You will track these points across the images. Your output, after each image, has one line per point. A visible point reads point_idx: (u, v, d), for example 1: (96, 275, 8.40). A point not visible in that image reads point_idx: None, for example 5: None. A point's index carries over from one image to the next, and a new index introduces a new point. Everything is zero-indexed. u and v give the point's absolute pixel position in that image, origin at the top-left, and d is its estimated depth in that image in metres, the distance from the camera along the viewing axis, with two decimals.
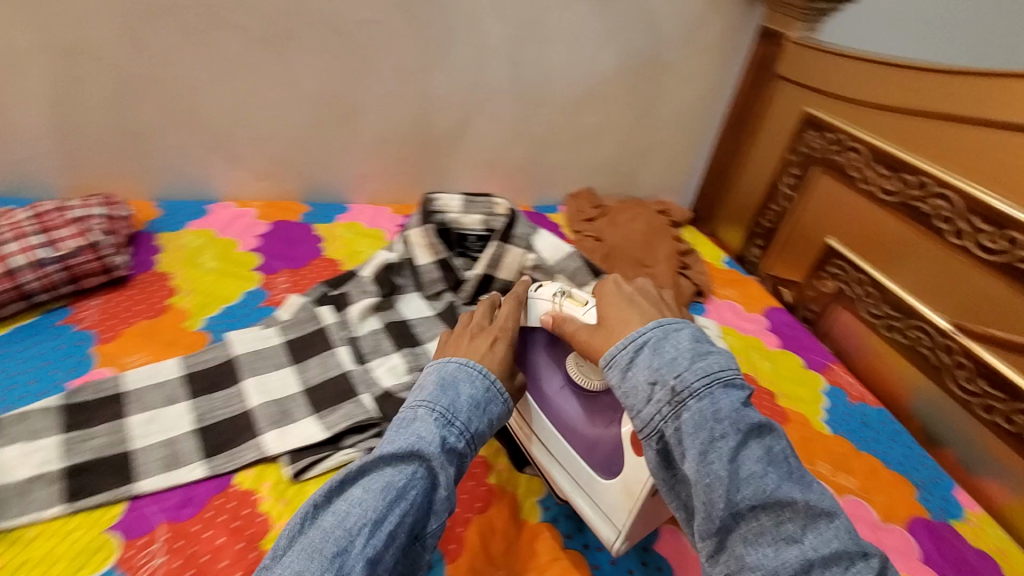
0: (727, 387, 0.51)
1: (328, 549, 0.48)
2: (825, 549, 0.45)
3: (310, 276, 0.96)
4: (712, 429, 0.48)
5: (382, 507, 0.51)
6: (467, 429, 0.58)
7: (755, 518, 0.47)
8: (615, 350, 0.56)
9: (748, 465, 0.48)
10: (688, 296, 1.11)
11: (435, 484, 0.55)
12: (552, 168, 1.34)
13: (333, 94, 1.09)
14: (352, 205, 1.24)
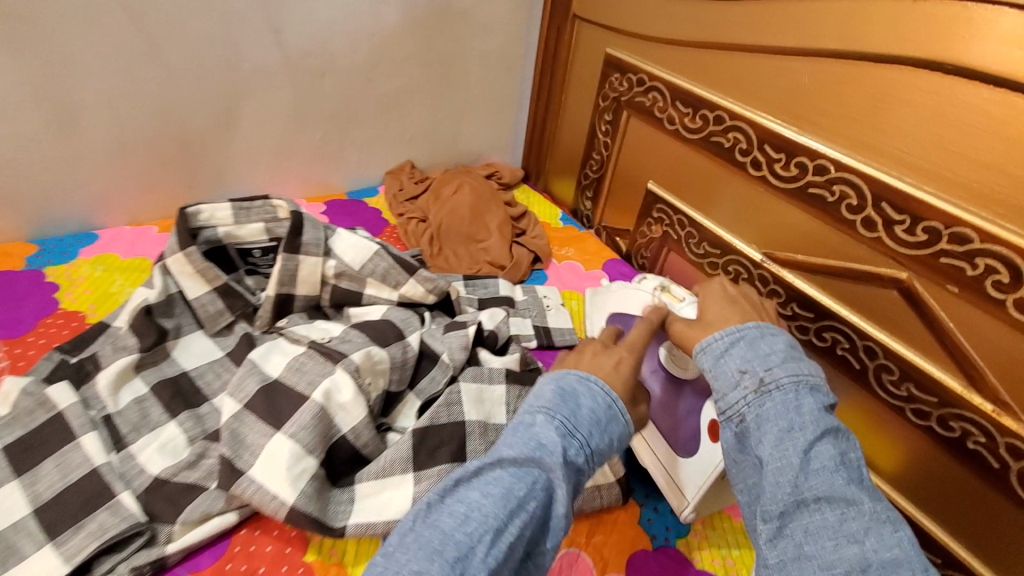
0: (815, 390, 0.51)
1: (444, 552, 0.40)
2: (887, 555, 0.42)
3: (40, 342, 0.74)
4: (794, 418, 0.49)
5: (505, 514, 0.43)
6: (588, 443, 0.48)
7: (818, 509, 0.45)
8: (707, 343, 0.57)
9: (820, 461, 0.47)
10: (525, 267, 1.04)
11: (554, 498, 0.46)
12: (361, 145, 1.17)
13: (28, 92, 0.82)
14: (107, 230, 0.98)
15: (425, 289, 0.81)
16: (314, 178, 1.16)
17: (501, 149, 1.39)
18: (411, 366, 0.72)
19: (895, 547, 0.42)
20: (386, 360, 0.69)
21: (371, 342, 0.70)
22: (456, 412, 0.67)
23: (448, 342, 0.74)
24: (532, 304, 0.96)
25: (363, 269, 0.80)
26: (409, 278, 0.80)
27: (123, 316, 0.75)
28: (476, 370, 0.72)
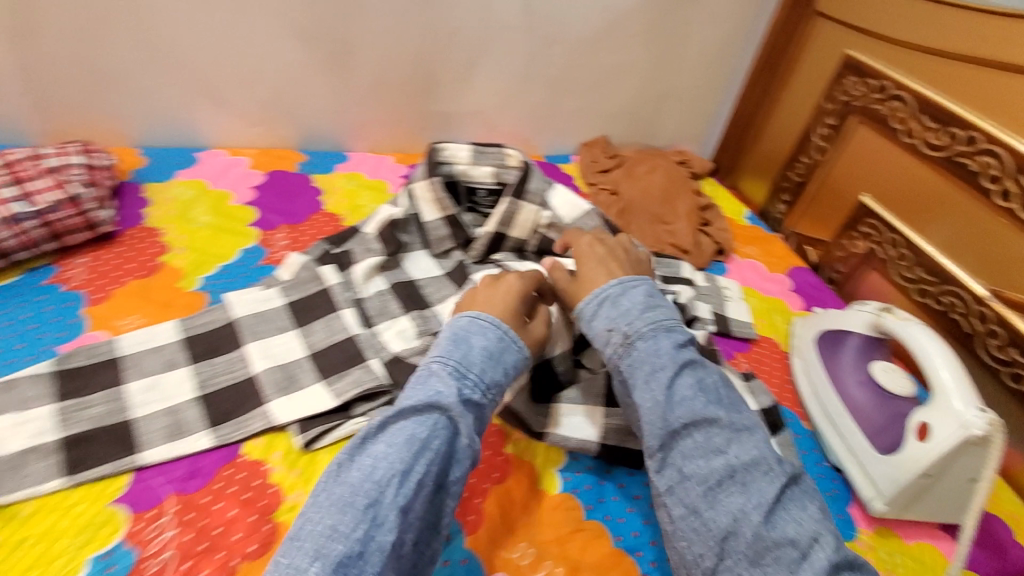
0: (670, 332, 0.60)
1: (356, 503, 0.46)
2: (745, 457, 0.52)
3: (310, 232, 0.90)
4: (650, 360, 0.58)
5: (410, 458, 0.49)
6: (482, 381, 0.56)
7: (687, 438, 0.54)
8: (581, 308, 0.65)
9: (682, 393, 0.56)
10: (708, 256, 1.05)
11: (457, 433, 0.52)
12: (566, 113, 1.23)
13: (328, 27, 0.96)
14: (353, 153, 1.14)
15: None
16: (520, 138, 1.24)
17: (692, 138, 1.38)
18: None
19: (754, 449, 0.53)
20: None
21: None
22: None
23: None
24: (713, 292, 0.97)
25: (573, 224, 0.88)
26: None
27: (371, 226, 0.89)
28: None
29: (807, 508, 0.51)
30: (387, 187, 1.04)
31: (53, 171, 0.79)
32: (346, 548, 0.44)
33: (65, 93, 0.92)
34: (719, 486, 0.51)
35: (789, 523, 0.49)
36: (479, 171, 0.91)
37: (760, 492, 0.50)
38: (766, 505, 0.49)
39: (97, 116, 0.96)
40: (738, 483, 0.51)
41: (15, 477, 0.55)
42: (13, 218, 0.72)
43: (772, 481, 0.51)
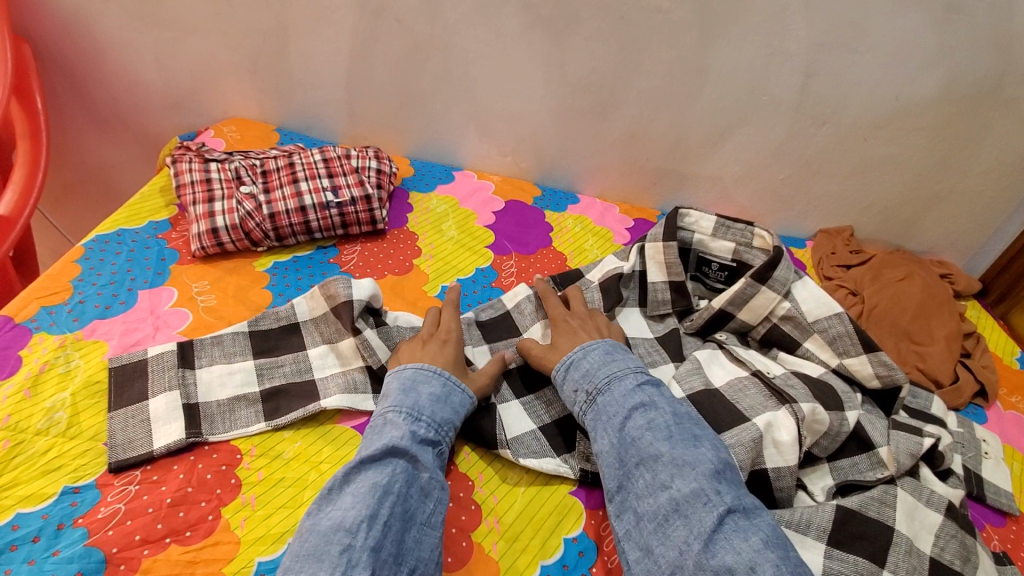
0: (625, 384, 0.65)
1: (332, 550, 0.49)
2: (686, 489, 0.54)
3: (538, 265, 0.95)
4: (606, 411, 0.63)
5: (374, 503, 0.52)
6: (434, 421, 0.61)
7: (639, 478, 0.57)
8: (553, 374, 0.70)
9: (633, 432, 0.60)
10: (966, 398, 0.89)
11: (418, 471, 0.56)
12: (813, 196, 1.12)
13: (597, 81, 1.01)
14: (582, 196, 1.16)
15: (872, 371, 0.77)
16: (753, 212, 1.16)
17: (960, 251, 1.17)
18: (841, 441, 0.70)
19: (694, 480, 0.55)
20: (827, 425, 0.67)
21: (816, 398, 0.70)
22: (890, 513, 0.64)
23: (892, 440, 0.71)
24: (968, 442, 0.81)
25: (815, 325, 0.80)
26: (862, 354, 0.77)
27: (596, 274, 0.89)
28: (914, 483, 0.68)
29: (748, 537, 0.51)
30: (609, 234, 1.05)
31: (356, 171, 0.93)
32: None
33: (373, 106, 1.10)
34: (666, 520, 0.54)
35: (728, 552, 0.50)
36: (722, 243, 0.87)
37: (698, 520, 0.52)
38: (704, 534, 0.51)
39: (388, 127, 1.13)
40: (681, 517, 0.53)
41: (227, 418, 0.64)
42: (323, 204, 0.87)
43: (710, 511, 0.52)
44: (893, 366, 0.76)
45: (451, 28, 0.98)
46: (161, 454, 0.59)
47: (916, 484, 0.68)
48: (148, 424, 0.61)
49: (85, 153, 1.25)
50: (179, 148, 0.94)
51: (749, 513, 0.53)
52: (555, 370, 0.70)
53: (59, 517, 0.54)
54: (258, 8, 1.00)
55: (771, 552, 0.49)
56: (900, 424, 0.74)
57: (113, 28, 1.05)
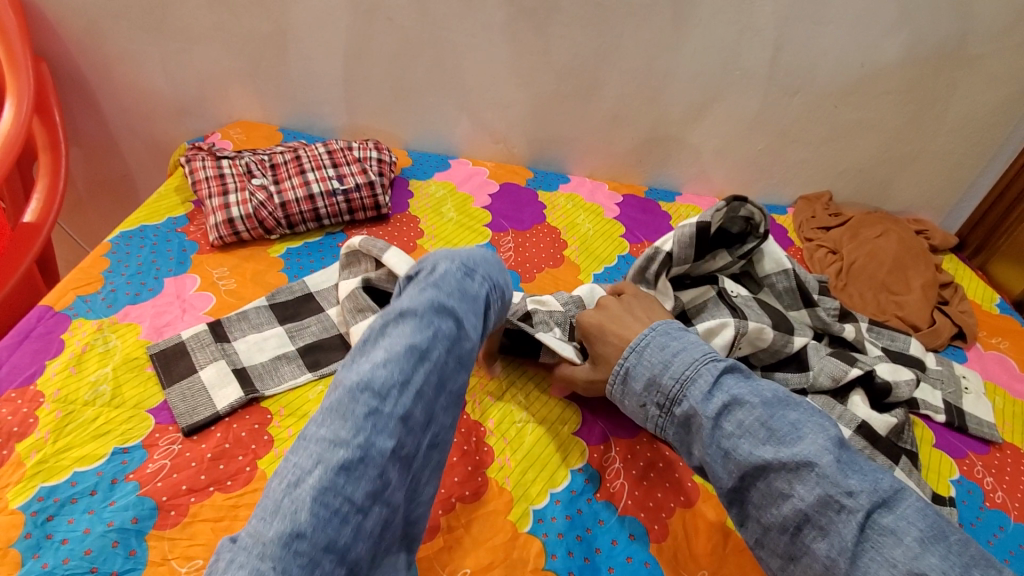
0: (698, 381, 0.55)
1: (357, 411, 0.44)
2: (810, 501, 0.46)
3: (534, 241, 1.00)
4: (689, 423, 0.54)
5: (409, 367, 0.47)
6: (488, 280, 0.59)
7: (752, 487, 0.50)
8: (609, 389, 0.63)
9: (724, 443, 0.51)
10: (944, 338, 0.94)
11: (460, 340, 0.52)
12: (792, 164, 1.18)
13: (581, 65, 1.07)
14: (574, 176, 1.22)
15: (808, 322, 0.83)
16: (736, 183, 1.22)
17: (936, 208, 1.23)
18: (780, 359, 0.77)
19: (814, 487, 0.46)
20: (769, 343, 0.76)
21: (769, 321, 0.78)
22: None
23: (821, 363, 0.77)
24: (948, 379, 0.87)
25: (762, 269, 0.84)
26: (802, 309, 0.83)
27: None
28: (828, 400, 0.74)
29: (901, 541, 0.43)
30: (600, 208, 1.10)
31: (358, 161, 0.99)
32: (348, 453, 0.42)
33: (370, 102, 1.16)
34: (799, 533, 0.47)
35: (879, 567, 0.43)
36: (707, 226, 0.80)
37: (837, 533, 0.45)
38: (848, 549, 0.44)
39: (385, 121, 1.19)
40: (815, 529, 0.46)
41: (275, 375, 0.71)
42: (330, 192, 0.93)
43: (847, 521, 0.45)
44: (828, 319, 0.83)
45: (441, 21, 1.04)
46: (226, 412, 0.66)
47: (829, 402, 0.74)
48: (206, 391, 0.67)
49: (99, 165, 1.31)
50: (191, 149, 1.00)
51: (889, 502, 0.46)
52: (608, 384, 0.63)
53: (113, 473, 0.60)
54: (258, 15, 1.06)
55: (934, 559, 0.42)
56: (851, 354, 0.80)
57: (121, 43, 1.11)
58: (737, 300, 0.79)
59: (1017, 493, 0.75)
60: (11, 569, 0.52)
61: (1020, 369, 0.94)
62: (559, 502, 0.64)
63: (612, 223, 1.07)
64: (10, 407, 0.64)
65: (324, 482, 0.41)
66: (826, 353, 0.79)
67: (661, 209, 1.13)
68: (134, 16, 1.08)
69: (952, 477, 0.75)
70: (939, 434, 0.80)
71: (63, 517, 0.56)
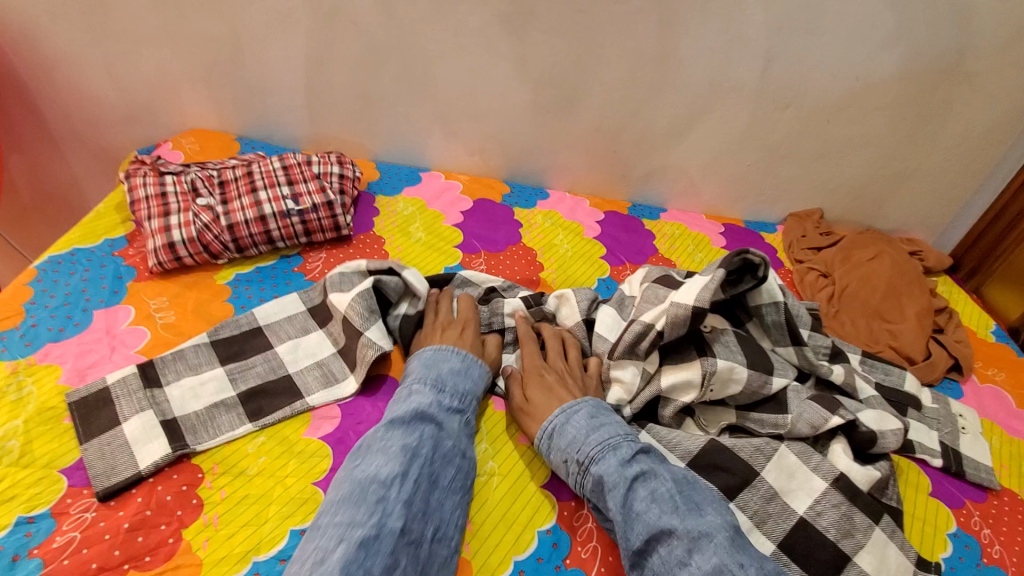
0: (619, 448, 0.60)
1: (369, 498, 0.53)
2: (706, 567, 0.50)
3: (508, 263, 0.93)
4: (604, 482, 0.58)
5: (405, 461, 0.57)
6: (456, 391, 0.66)
7: (653, 555, 0.53)
8: (536, 443, 0.65)
9: (638, 506, 0.55)
10: (940, 372, 0.89)
11: (442, 439, 0.61)
12: (783, 180, 1.12)
13: (559, 75, 0.99)
14: (554, 191, 1.15)
15: (793, 359, 0.78)
16: (724, 199, 1.16)
17: (930, 227, 1.18)
18: (756, 399, 0.73)
19: (712, 556, 0.51)
20: (745, 383, 0.71)
21: (744, 358, 0.72)
22: (760, 461, 0.67)
23: (800, 408, 0.72)
24: (944, 418, 0.82)
25: (753, 298, 0.77)
26: (789, 346, 0.77)
27: (625, 287, 0.81)
28: (804, 449, 0.69)
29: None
30: (580, 227, 1.03)
31: (317, 177, 0.92)
32: (365, 532, 0.51)
33: (335, 110, 1.08)
34: None
35: None
36: (698, 281, 0.70)
37: None
38: None
39: (352, 130, 1.11)
40: None
41: (210, 427, 0.63)
42: (284, 213, 0.86)
43: None
44: (815, 359, 0.77)
45: (409, 26, 0.96)
46: (148, 473, 0.58)
47: (805, 449, 0.69)
48: (128, 448, 0.60)
49: (44, 173, 1.22)
50: (134, 163, 0.91)
51: None
52: (535, 437, 0.66)
53: (13, 549, 0.52)
54: (210, 17, 0.98)
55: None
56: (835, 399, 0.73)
57: (61, 44, 1.02)
58: (707, 333, 0.74)
59: (1018, 547, 0.69)
60: None
61: (1018, 404, 0.89)
62: (524, 573, 0.57)
63: (592, 244, 1.00)
64: None
65: (343, 559, 0.49)
66: (806, 397, 0.73)
67: (645, 228, 1.06)
68: (74, 15, 0.99)
69: (949, 530, 0.69)
70: (936, 481, 0.75)
71: None
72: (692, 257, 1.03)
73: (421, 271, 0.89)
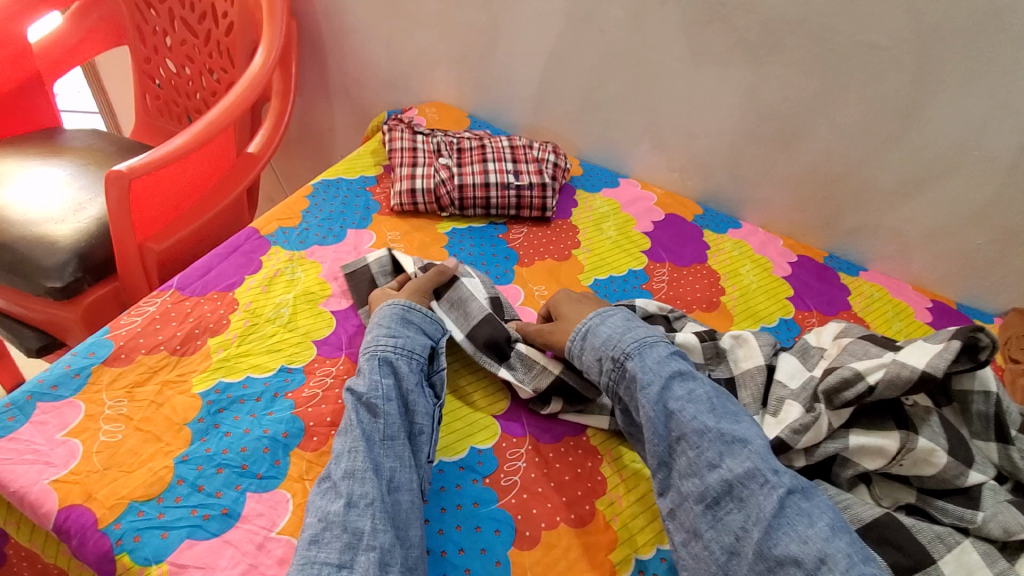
0: (656, 350, 0.66)
1: (315, 496, 0.55)
2: (738, 469, 0.56)
3: (691, 279, 0.95)
4: (641, 376, 0.64)
5: (338, 443, 0.58)
6: (371, 343, 0.66)
7: (683, 455, 0.59)
8: (569, 343, 0.71)
9: (674, 404, 0.61)
10: None
11: (368, 398, 0.61)
12: (1016, 270, 1.00)
13: (788, 110, 0.99)
14: (747, 223, 1.14)
15: (994, 457, 0.70)
16: (935, 274, 1.06)
17: None
18: (945, 489, 0.66)
19: (744, 460, 0.56)
20: (940, 468, 0.65)
21: (944, 442, 0.67)
22: (938, 548, 0.61)
23: (997, 508, 0.64)
24: None
25: (962, 381, 0.71)
26: (992, 442, 0.69)
27: (810, 337, 0.79)
28: (989, 550, 0.62)
29: (812, 523, 0.52)
30: (770, 265, 1.02)
31: (536, 161, 1.02)
32: (314, 525, 0.52)
33: (557, 107, 1.19)
34: (718, 502, 0.56)
35: (791, 539, 0.52)
36: (926, 347, 0.67)
37: (756, 505, 0.54)
38: (763, 520, 0.53)
39: (566, 128, 1.21)
40: (735, 500, 0.55)
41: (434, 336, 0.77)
42: (504, 185, 0.97)
43: (768, 494, 0.54)
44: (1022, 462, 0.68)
45: (652, 42, 1.03)
46: None
47: (990, 551, 0.62)
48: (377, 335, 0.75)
49: (310, 117, 1.49)
50: (393, 120, 1.09)
51: (807, 494, 0.55)
52: (569, 338, 0.71)
53: (276, 387, 0.67)
54: (481, 9, 1.14)
55: (840, 541, 0.51)
56: None
57: (360, 16, 1.26)
58: (909, 408, 0.69)
59: None
60: (182, 444, 0.60)
61: None
62: (664, 561, 0.60)
63: (780, 283, 0.98)
64: (213, 305, 0.75)
65: (299, 558, 0.50)
66: (1004, 500, 0.64)
67: (840, 281, 1.02)
68: None
69: None
70: None
71: (230, 412, 0.64)
72: (889, 324, 0.96)
73: (605, 265, 0.95)
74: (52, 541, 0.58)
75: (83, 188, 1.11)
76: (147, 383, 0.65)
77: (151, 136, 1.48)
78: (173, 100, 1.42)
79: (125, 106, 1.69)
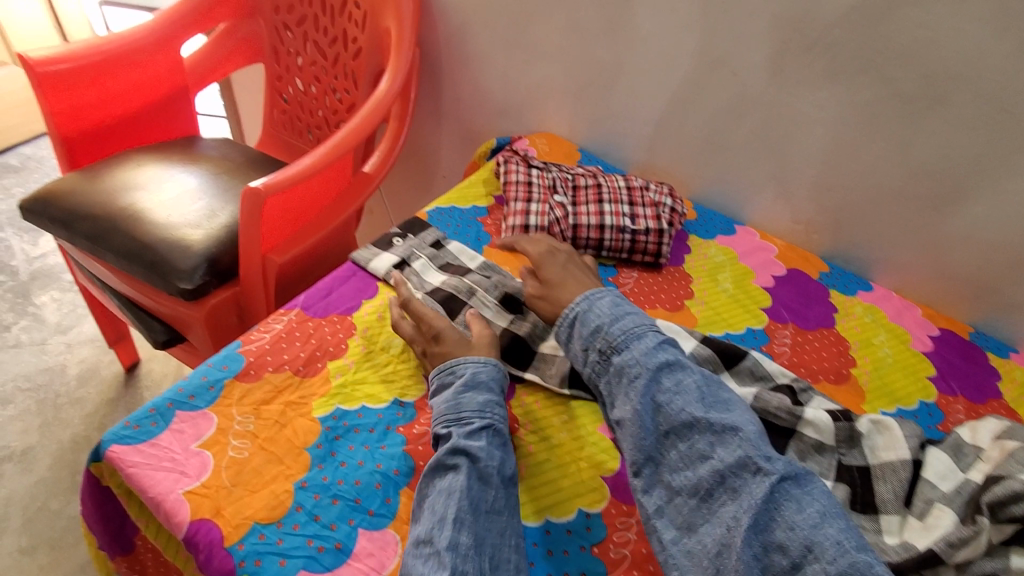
0: (644, 341, 0.68)
1: (417, 563, 0.52)
2: (727, 460, 0.57)
3: (815, 344, 0.88)
4: (627, 370, 0.66)
5: (443, 506, 0.55)
6: (476, 409, 0.63)
7: (673, 451, 0.61)
8: (559, 329, 0.74)
9: (661, 397, 0.63)
10: None
11: (480, 467, 0.59)
12: None
13: (943, 169, 0.90)
14: (875, 286, 1.04)
15: None
16: None
17: None
18: None
19: (735, 448, 0.57)
20: None
21: None
22: None
23: None
24: None
25: None
26: None
27: (964, 431, 0.70)
28: None
29: (802, 509, 0.53)
30: (907, 338, 0.92)
31: (652, 205, 0.99)
32: None
33: (675, 147, 1.15)
34: (711, 494, 0.56)
35: (780, 526, 0.53)
36: None
37: (747, 493, 0.54)
38: (755, 507, 0.53)
39: (681, 168, 1.16)
40: (727, 491, 0.56)
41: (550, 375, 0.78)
42: (620, 228, 0.94)
43: (759, 482, 0.55)
44: None
45: (790, 88, 0.97)
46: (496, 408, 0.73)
47: None
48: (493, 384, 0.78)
49: (419, 139, 1.53)
50: (508, 152, 1.10)
51: (800, 481, 0.56)
52: (559, 326, 0.75)
53: (388, 420, 0.68)
54: (606, 46, 1.12)
55: (828, 528, 0.51)
56: None
57: (483, 47, 1.28)
58: None
59: None
60: (301, 470, 0.62)
61: None
62: None
63: (920, 358, 0.89)
64: (333, 327, 0.77)
65: None
66: None
67: (989, 363, 0.91)
68: (503, 28, 1.23)
69: None
70: None
71: (345, 441, 0.65)
72: None
73: (720, 319, 0.90)
74: (174, 544, 0.61)
75: (216, 196, 1.20)
76: (272, 402, 0.68)
77: (275, 147, 1.59)
78: (298, 115, 1.51)
79: (252, 118, 1.82)
